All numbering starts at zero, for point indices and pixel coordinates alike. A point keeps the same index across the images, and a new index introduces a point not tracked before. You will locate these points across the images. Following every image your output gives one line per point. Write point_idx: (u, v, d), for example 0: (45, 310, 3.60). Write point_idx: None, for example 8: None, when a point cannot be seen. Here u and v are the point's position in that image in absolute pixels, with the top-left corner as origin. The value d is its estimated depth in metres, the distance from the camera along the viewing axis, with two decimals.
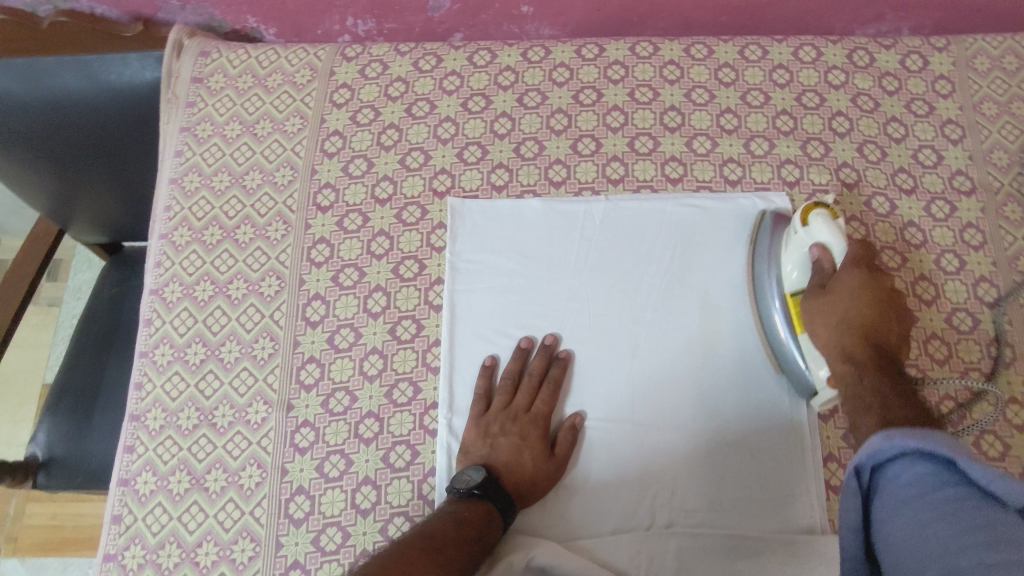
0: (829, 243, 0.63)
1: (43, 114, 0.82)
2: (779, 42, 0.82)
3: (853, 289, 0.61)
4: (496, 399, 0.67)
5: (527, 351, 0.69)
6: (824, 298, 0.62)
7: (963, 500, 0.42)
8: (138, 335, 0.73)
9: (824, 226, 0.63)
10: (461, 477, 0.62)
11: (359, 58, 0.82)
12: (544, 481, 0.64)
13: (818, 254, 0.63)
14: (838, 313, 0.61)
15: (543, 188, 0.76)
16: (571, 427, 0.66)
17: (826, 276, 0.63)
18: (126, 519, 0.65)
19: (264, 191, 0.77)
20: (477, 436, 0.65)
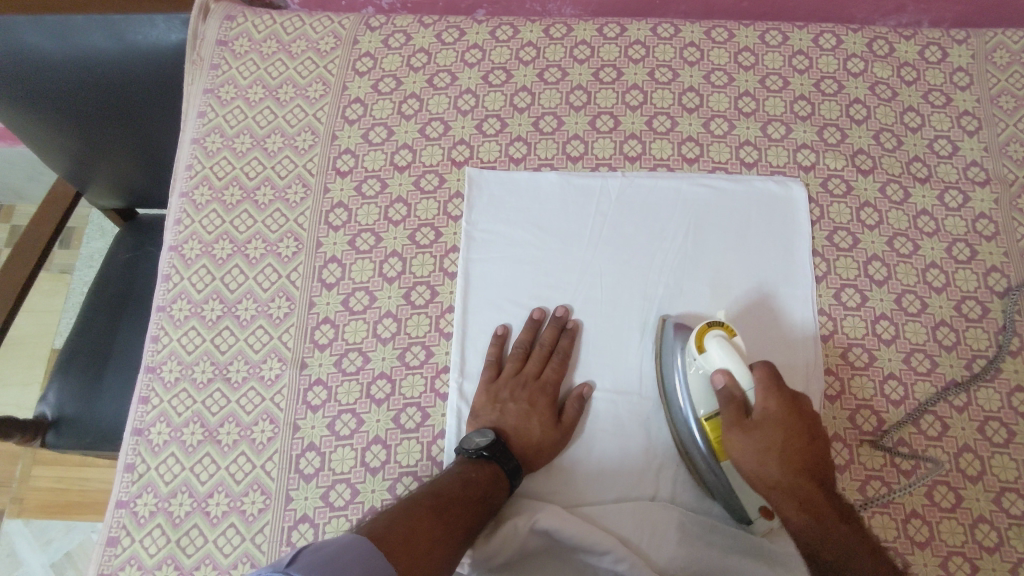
0: (734, 371, 0.58)
1: (70, 71, 0.82)
2: (799, 28, 0.82)
3: (775, 423, 0.56)
4: (507, 366, 0.68)
5: (539, 322, 0.69)
6: (747, 433, 0.57)
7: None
8: (156, 290, 0.73)
9: (720, 357, 0.58)
10: (468, 438, 0.62)
11: (383, 29, 0.83)
12: (550, 448, 0.64)
13: (725, 384, 0.58)
14: (769, 450, 0.56)
15: (560, 163, 0.77)
16: (578, 397, 0.66)
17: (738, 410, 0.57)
18: (139, 468, 0.66)
19: (285, 154, 0.78)
20: (486, 401, 0.65)
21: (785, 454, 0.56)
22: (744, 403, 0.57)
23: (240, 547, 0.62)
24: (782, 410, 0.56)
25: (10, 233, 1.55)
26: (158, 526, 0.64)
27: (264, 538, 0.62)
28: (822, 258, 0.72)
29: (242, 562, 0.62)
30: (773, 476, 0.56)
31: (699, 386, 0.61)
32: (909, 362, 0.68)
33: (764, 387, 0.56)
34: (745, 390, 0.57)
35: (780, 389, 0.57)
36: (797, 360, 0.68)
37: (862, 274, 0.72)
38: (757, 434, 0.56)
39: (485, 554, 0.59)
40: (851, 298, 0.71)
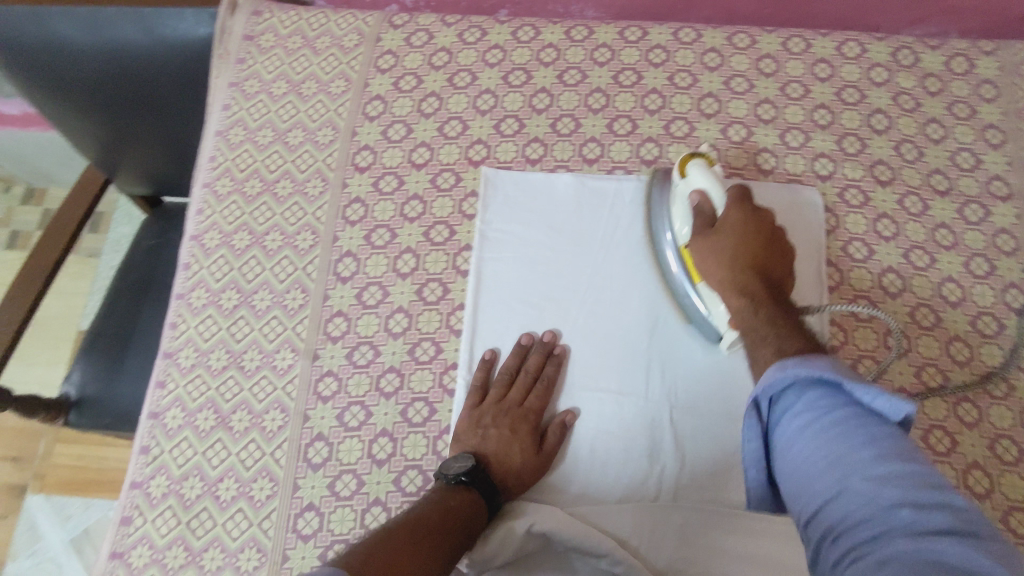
0: (709, 191, 0.64)
1: (98, 62, 0.85)
2: (823, 36, 0.82)
3: (735, 229, 0.62)
4: (491, 392, 0.67)
5: (526, 347, 0.69)
6: (709, 238, 0.63)
7: (855, 418, 0.46)
8: (176, 277, 0.75)
9: (701, 175, 0.65)
10: (449, 463, 0.61)
11: (406, 27, 0.84)
12: (530, 474, 0.63)
13: (699, 201, 0.65)
14: (724, 251, 0.61)
15: (576, 165, 0.77)
16: (560, 425, 0.66)
17: (708, 219, 0.64)
18: (154, 450, 0.68)
19: (305, 148, 0.79)
20: (468, 427, 0.64)
21: (738, 256, 0.61)
22: (712, 216, 0.64)
23: (247, 531, 0.64)
24: (742, 220, 0.62)
25: (43, 216, 1.62)
26: (169, 508, 0.65)
27: (270, 525, 0.64)
28: (836, 268, 0.72)
29: (249, 547, 0.63)
30: (724, 274, 0.61)
31: (680, 212, 0.67)
32: (919, 375, 0.68)
33: (732, 200, 0.63)
34: (715, 205, 0.64)
35: (744, 205, 0.63)
36: (788, 212, 0.73)
37: (876, 286, 0.71)
38: (717, 238, 0.62)
39: (483, 558, 0.59)
40: (864, 309, 0.70)
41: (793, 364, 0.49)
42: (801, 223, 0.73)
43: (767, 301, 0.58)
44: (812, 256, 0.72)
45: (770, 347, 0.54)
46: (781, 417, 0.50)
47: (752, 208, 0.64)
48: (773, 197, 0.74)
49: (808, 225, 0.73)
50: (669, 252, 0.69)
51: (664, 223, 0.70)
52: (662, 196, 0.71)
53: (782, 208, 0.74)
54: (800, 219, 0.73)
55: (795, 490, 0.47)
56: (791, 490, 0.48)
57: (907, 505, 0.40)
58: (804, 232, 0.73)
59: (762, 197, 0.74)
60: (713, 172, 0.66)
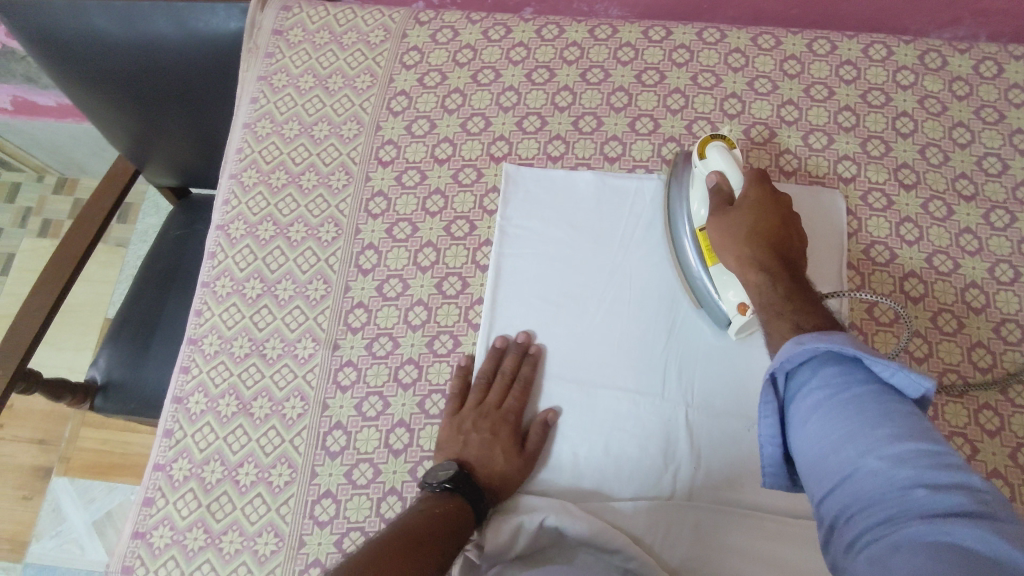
0: (726, 171, 0.64)
1: (133, 54, 0.87)
2: (849, 37, 0.81)
3: (753, 206, 0.61)
4: (469, 397, 0.67)
5: (502, 350, 0.69)
6: (726, 215, 0.62)
7: (873, 394, 0.44)
8: (202, 266, 0.77)
9: (719, 156, 0.65)
10: (433, 472, 0.61)
11: (432, 23, 0.85)
12: (515, 477, 0.63)
13: (716, 181, 0.65)
14: (741, 225, 0.60)
15: (597, 163, 0.78)
16: (542, 422, 0.66)
17: (726, 197, 0.64)
18: (176, 434, 0.69)
19: (330, 141, 0.80)
20: (450, 434, 0.65)
21: (755, 231, 0.59)
22: (730, 195, 0.64)
23: (265, 516, 0.65)
24: (760, 198, 0.61)
25: (74, 204, 1.66)
26: (191, 490, 0.67)
27: (288, 510, 0.65)
28: (856, 271, 0.71)
29: (267, 531, 0.65)
30: (740, 248, 0.59)
31: (698, 195, 0.68)
32: (939, 381, 0.67)
33: (751, 179, 0.63)
34: (733, 184, 0.64)
35: (761, 183, 0.63)
36: (812, 217, 0.73)
37: (897, 290, 0.70)
38: (733, 215, 0.61)
39: (496, 550, 0.60)
40: (884, 313, 0.70)
41: (811, 337, 0.47)
42: (823, 215, 0.73)
43: (785, 275, 0.55)
44: (834, 250, 0.72)
45: (785, 321, 0.52)
46: (794, 392, 0.48)
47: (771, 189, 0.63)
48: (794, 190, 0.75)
49: (830, 215, 0.73)
50: (684, 238, 0.70)
51: (682, 207, 0.70)
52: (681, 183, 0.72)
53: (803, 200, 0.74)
54: (823, 210, 0.73)
55: (809, 468, 0.45)
56: (803, 469, 0.45)
57: (922, 480, 0.38)
58: (825, 225, 0.73)
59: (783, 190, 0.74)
60: (732, 154, 0.66)
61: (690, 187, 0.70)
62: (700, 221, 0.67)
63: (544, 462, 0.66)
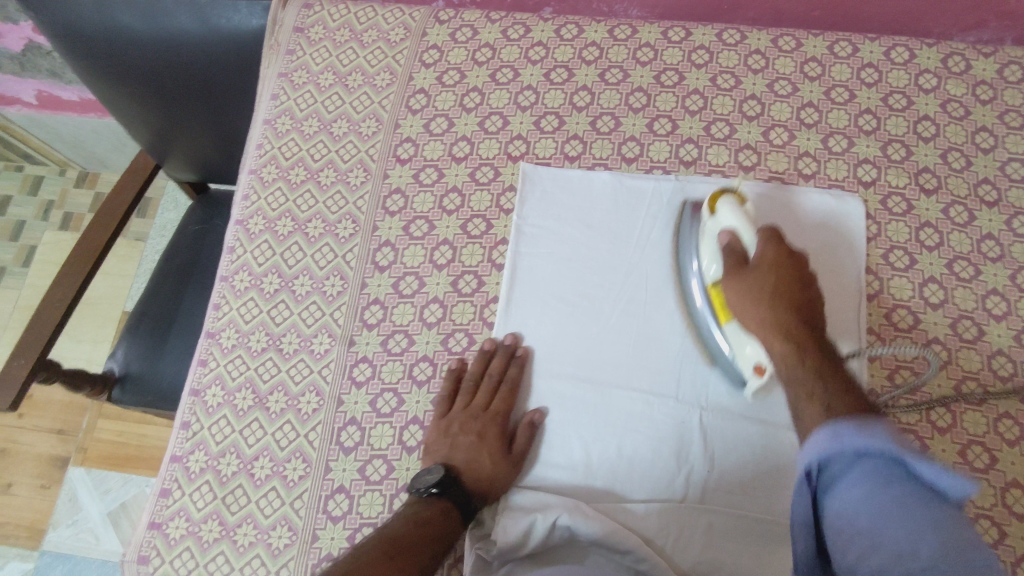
0: (739, 229, 0.63)
1: (156, 50, 0.88)
2: (871, 40, 0.81)
3: (771, 266, 0.60)
4: (457, 400, 0.67)
5: (490, 352, 0.69)
6: (744, 275, 0.61)
7: (916, 496, 0.41)
8: (221, 260, 0.77)
9: (730, 212, 0.64)
10: (419, 477, 0.62)
11: (451, 22, 0.86)
12: (503, 478, 0.64)
13: (728, 240, 0.64)
14: (759, 289, 0.59)
15: (614, 163, 0.77)
16: (529, 424, 0.66)
17: (741, 257, 0.63)
18: (193, 426, 0.70)
19: (349, 139, 0.81)
20: (437, 437, 0.65)
21: (777, 295, 0.58)
22: (745, 253, 0.62)
23: (279, 510, 0.66)
24: (778, 256, 0.61)
25: (94, 198, 1.68)
26: (207, 482, 0.68)
27: (302, 504, 0.66)
28: (875, 276, 0.71)
29: (281, 525, 0.65)
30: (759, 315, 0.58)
31: (709, 250, 0.66)
32: (958, 389, 0.66)
33: (766, 235, 0.62)
34: (746, 244, 0.63)
35: (778, 243, 0.62)
36: (832, 221, 0.73)
37: (917, 295, 0.70)
38: (751, 276, 0.61)
39: (507, 547, 0.60)
40: (903, 319, 0.69)
41: (849, 430, 0.44)
42: (842, 259, 0.71)
43: (812, 346, 0.55)
44: (852, 297, 0.69)
45: (818, 403, 0.50)
46: (830, 486, 0.45)
47: (788, 246, 0.62)
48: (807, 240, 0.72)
49: (850, 260, 0.71)
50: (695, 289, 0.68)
51: (693, 258, 0.69)
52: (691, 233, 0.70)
53: (822, 244, 0.72)
54: (842, 254, 0.71)
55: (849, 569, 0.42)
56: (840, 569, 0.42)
57: None
58: (844, 273, 0.70)
59: (799, 234, 0.72)
60: (744, 210, 0.65)
61: (700, 241, 0.68)
62: (711, 278, 0.66)
63: (556, 461, 0.66)
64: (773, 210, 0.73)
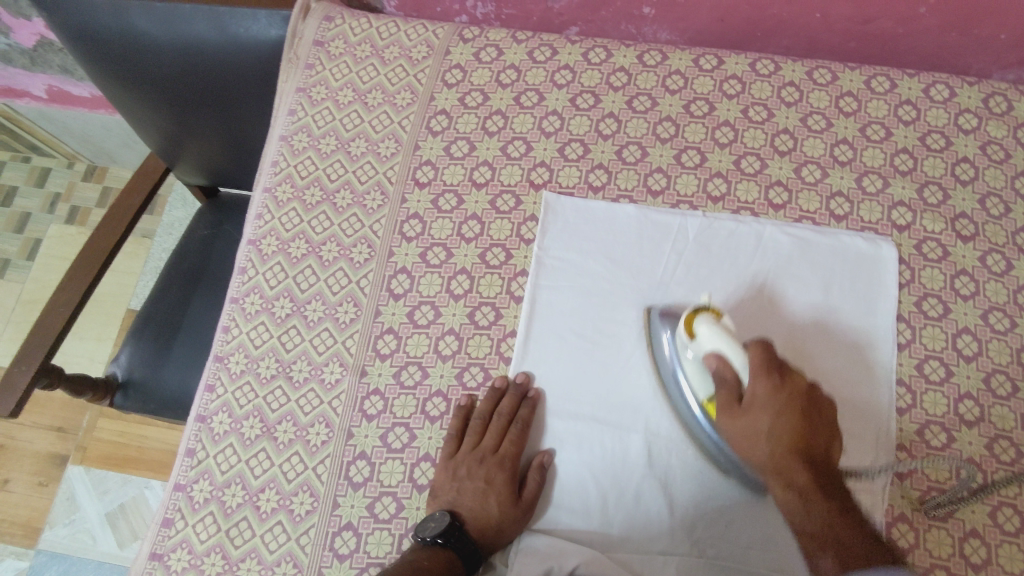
0: (726, 355, 0.59)
1: (172, 56, 0.86)
2: (909, 76, 0.78)
3: (764, 406, 0.58)
4: (465, 440, 0.65)
5: (501, 390, 0.67)
6: (739, 416, 0.59)
7: None
8: (231, 281, 0.75)
9: (713, 339, 0.59)
10: (423, 523, 0.61)
11: (476, 41, 0.83)
12: (511, 527, 0.62)
13: (716, 367, 0.60)
14: (758, 432, 0.58)
15: (639, 196, 0.75)
16: (539, 467, 0.64)
17: (731, 388, 0.59)
18: (199, 454, 0.68)
19: (367, 159, 0.79)
20: (445, 480, 0.64)
21: (774, 438, 0.58)
22: (736, 387, 0.59)
23: (285, 545, 0.64)
24: (771, 393, 0.58)
25: (102, 193, 1.66)
26: (210, 514, 0.66)
27: (308, 540, 0.64)
28: (907, 324, 0.68)
29: (286, 561, 0.63)
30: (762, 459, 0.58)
31: (696, 369, 0.62)
32: (991, 448, 0.64)
33: (755, 370, 0.58)
34: (736, 369, 0.59)
35: (769, 373, 0.58)
36: (862, 268, 0.70)
37: (950, 347, 0.67)
38: (747, 419, 0.59)
39: None
40: (935, 371, 0.67)
41: None
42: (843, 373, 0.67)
43: (816, 493, 0.56)
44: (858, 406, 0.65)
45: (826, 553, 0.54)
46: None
47: (778, 373, 0.58)
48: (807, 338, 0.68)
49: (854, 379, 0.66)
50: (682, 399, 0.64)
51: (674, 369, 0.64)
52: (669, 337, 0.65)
53: (822, 351, 0.67)
54: (844, 361, 0.67)
55: None
56: None
57: None
58: (852, 384, 0.66)
59: (785, 338, 0.67)
60: (725, 329, 0.60)
61: (682, 354, 0.63)
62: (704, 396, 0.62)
63: (572, 506, 0.64)
64: (752, 319, 0.69)
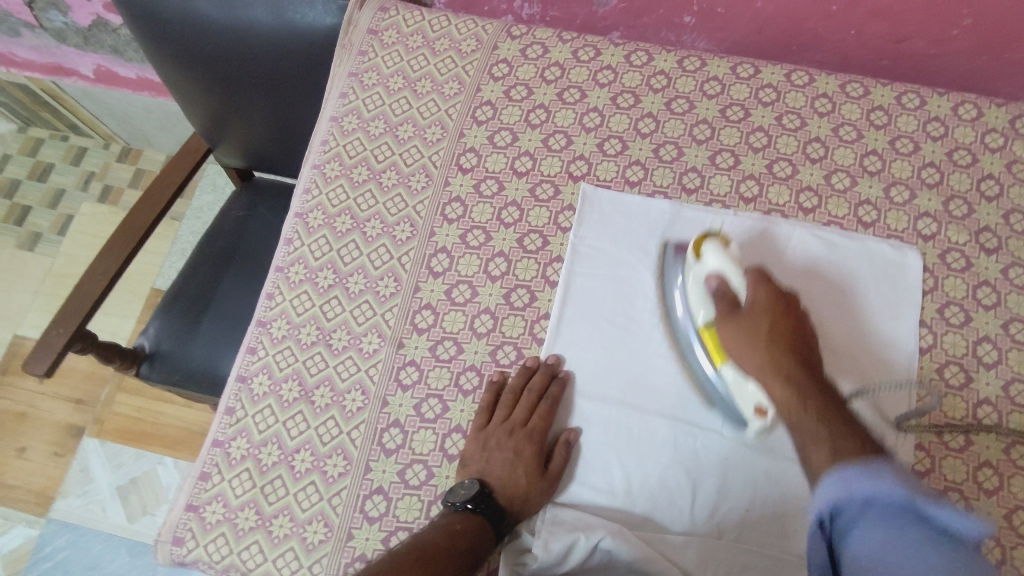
0: (727, 272, 0.65)
1: (227, 38, 0.90)
2: (939, 94, 0.81)
3: (764, 310, 0.62)
4: (496, 413, 0.67)
5: (532, 369, 0.70)
6: (737, 321, 0.63)
7: (929, 541, 0.44)
8: (277, 251, 0.78)
9: (716, 255, 0.66)
10: (455, 490, 0.63)
11: (523, 38, 0.87)
12: (536, 498, 0.64)
13: (717, 286, 0.65)
14: (756, 331, 0.61)
15: (674, 192, 0.78)
16: (564, 443, 0.66)
17: (731, 299, 0.64)
18: (238, 413, 0.71)
19: (413, 143, 0.82)
20: (476, 449, 0.66)
21: (772, 336, 0.60)
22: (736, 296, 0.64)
23: (317, 505, 0.66)
24: (771, 297, 0.63)
25: (135, 174, 1.70)
26: (246, 470, 0.68)
27: (340, 501, 0.66)
28: (928, 329, 0.71)
29: (317, 520, 0.65)
30: (760, 358, 0.60)
31: (697, 294, 0.67)
32: (1007, 452, 0.66)
33: (756, 279, 0.64)
34: (736, 287, 0.64)
35: (769, 283, 0.63)
36: (886, 274, 0.73)
37: (970, 354, 0.70)
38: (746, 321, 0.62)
39: (548, 563, 0.61)
40: (954, 376, 0.69)
41: (857, 476, 0.48)
42: (836, 315, 0.71)
43: (815, 390, 0.57)
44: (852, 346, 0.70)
45: (825, 447, 0.53)
46: (844, 532, 0.49)
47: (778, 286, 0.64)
48: (800, 278, 0.73)
49: (846, 319, 0.71)
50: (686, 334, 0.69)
51: (679, 301, 0.70)
52: (677, 272, 0.71)
53: (814, 305, 0.71)
54: (839, 313, 0.71)
55: None
56: None
57: None
58: (844, 325, 0.71)
59: (784, 285, 0.72)
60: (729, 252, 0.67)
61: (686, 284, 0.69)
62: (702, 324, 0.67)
63: (597, 483, 0.66)
64: (755, 255, 0.74)
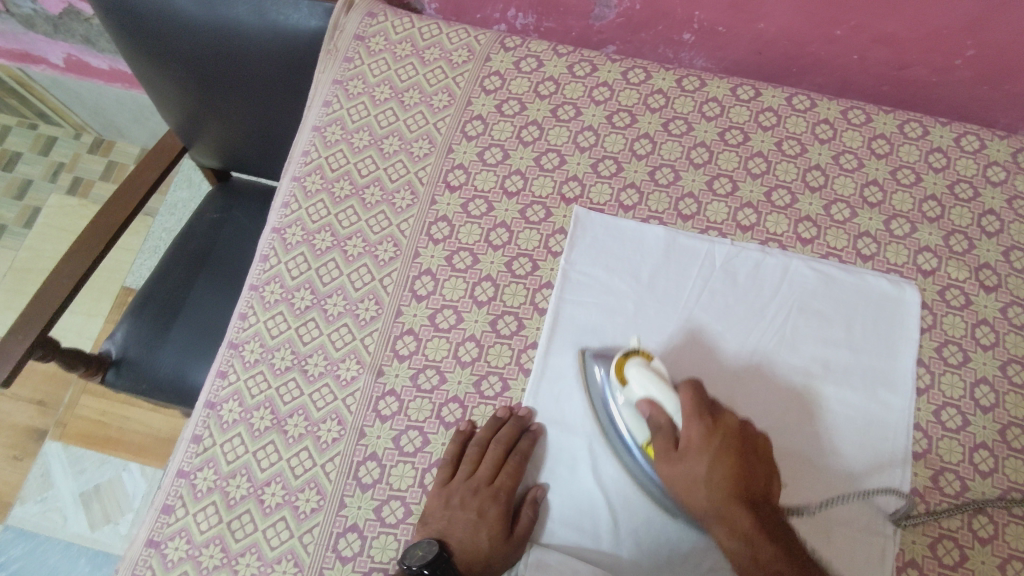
0: (656, 399, 0.59)
1: (204, 36, 0.85)
2: (941, 124, 0.79)
3: (700, 452, 0.58)
4: (461, 468, 0.64)
5: (503, 419, 0.66)
6: (673, 466, 0.58)
7: None
8: (252, 268, 0.74)
9: (643, 382, 0.59)
10: (411, 551, 0.59)
11: (517, 50, 0.83)
12: (499, 563, 0.61)
13: (650, 414, 0.59)
14: (696, 476, 0.57)
15: (670, 218, 0.75)
16: (533, 503, 0.63)
17: (664, 431, 0.59)
18: (205, 441, 0.67)
19: (399, 157, 0.78)
20: (438, 507, 0.62)
21: (716, 480, 0.57)
22: (670, 431, 0.59)
23: (287, 543, 0.62)
24: (705, 436, 0.58)
25: (107, 167, 1.64)
26: (213, 504, 0.64)
27: (312, 539, 0.62)
28: (926, 368, 0.68)
29: (286, 559, 0.62)
30: (703, 503, 0.57)
31: (629, 417, 0.62)
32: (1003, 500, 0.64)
33: (687, 414, 0.58)
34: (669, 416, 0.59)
35: (701, 415, 0.58)
36: (884, 312, 0.70)
37: (968, 396, 0.68)
38: (684, 466, 0.58)
39: None
40: (952, 418, 0.67)
41: None
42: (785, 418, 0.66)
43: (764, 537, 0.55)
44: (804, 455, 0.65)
45: None
46: None
47: (708, 414, 0.59)
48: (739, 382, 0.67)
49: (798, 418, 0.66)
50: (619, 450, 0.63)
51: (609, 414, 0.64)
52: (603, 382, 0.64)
53: (756, 395, 0.66)
54: (785, 408, 0.66)
55: None
56: None
57: None
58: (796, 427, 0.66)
59: (724, 389, 0.66)
60: (655, 369, 0.60)
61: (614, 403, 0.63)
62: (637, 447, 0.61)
63: (580, 525, 0.62)
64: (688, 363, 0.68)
